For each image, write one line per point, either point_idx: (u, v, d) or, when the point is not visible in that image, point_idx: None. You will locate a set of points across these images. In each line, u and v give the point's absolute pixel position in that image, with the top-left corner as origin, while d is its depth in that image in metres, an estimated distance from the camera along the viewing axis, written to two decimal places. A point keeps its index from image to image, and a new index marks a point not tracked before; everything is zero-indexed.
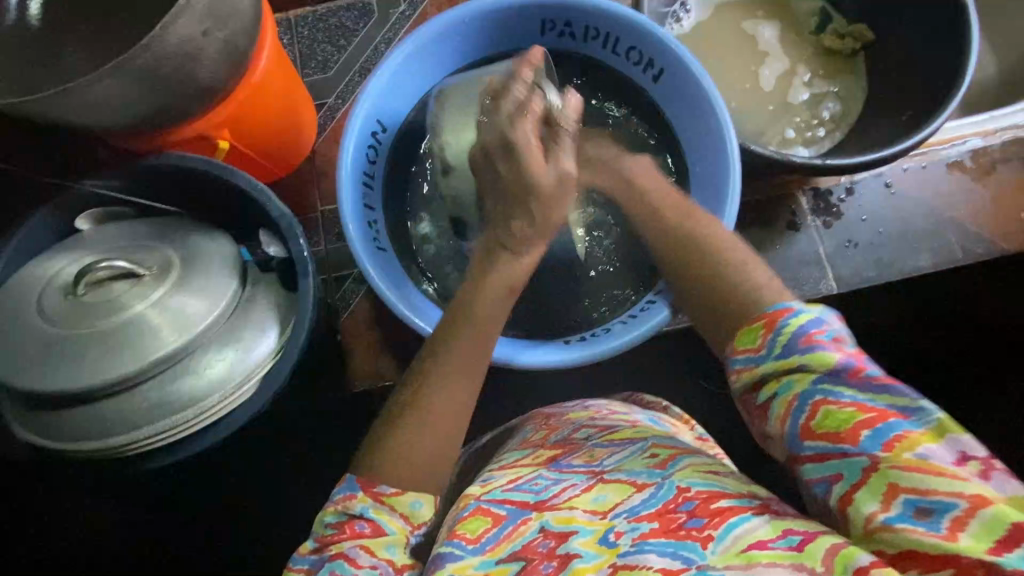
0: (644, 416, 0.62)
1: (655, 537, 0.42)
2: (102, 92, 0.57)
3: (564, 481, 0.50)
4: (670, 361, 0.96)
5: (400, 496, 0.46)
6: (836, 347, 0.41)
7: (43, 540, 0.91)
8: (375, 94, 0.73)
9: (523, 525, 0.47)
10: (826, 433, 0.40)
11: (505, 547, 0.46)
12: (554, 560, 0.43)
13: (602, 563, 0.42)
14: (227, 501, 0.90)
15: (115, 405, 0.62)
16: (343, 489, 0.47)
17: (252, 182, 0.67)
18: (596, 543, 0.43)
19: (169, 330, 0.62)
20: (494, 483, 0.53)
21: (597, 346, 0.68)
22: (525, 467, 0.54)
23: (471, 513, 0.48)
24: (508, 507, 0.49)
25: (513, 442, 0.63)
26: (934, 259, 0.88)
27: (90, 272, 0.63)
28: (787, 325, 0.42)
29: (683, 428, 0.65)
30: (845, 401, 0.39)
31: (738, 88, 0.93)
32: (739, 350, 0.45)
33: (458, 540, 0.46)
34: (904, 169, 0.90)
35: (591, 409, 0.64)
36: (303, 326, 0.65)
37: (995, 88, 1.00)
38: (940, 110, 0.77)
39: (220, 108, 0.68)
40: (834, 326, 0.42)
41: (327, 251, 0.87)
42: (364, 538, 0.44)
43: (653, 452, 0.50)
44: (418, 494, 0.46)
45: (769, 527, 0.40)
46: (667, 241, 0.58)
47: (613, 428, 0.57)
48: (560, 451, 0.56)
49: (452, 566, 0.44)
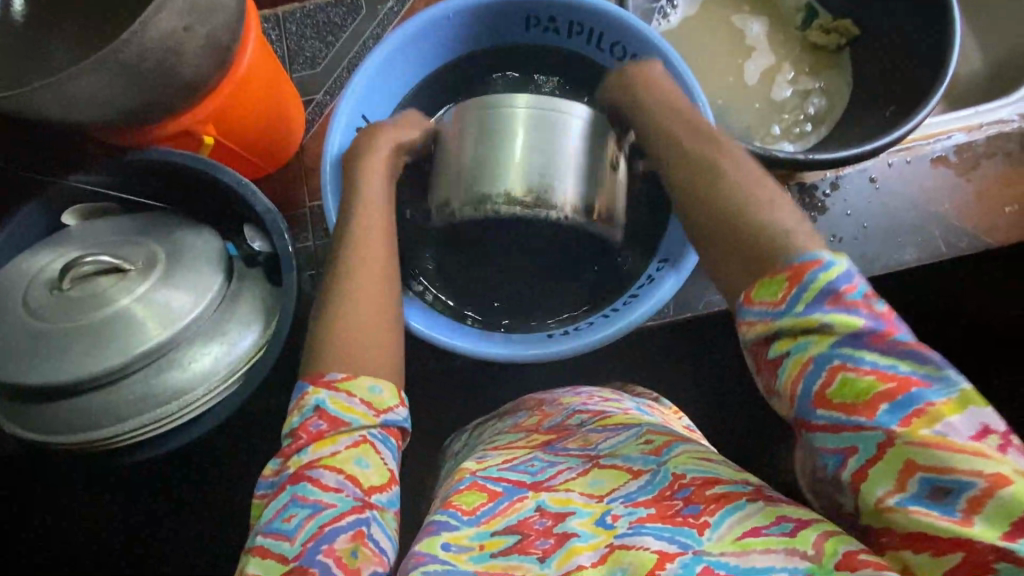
0: (633, 404, 0.63)
1: (652, 521, 0.42)
2: (83, 87, 0.57)
3: (561, 463, 0.50)
4: (658, 352, 0.99)
5: (353, 382, 0.48)
6: (863, 306, 0.40)
7: (36, 535, 0.91)
8: (361, 91, 0.73)
9: (519, 503, 0.47)
10: (842, 402, 0.38)
11: (500, 520, 0.46)
12: (551, 537, 0.43)
13: (599, 543, 0.42)
14: (221, 493, 0.91)
15: (101, 397, 0.63)
16: (297, 393, 0.49)
17: (238, 178, 0.68)
18: (594, 524, 0.44)
19: (154, 323, 0.63)
20: (489, 462, 0.54)
21: (579, 339, 0.69)
22: (519, 449, 0.55)
23: (467, 487, 0.49)
24: (504, 484, 0.49)
25: (505, 425, 0.64)
26: (918, 253, 0.89)
27: (74, 267, 0.63)
28: (815, 280, 0.41)
29: (672, 417, 0.66)
30: (865, 368, 0.38)
31: (724, 84, 0.93)
32: (755, 301, 0.43)
33: (453, 511, 0.47)
34: (889, 164, 0.90)
35: (583, 395, 0.65)
36: (287, 318, 0.66)
37: (980, 83, 1.01)
38: (924, 104, 0.77)
39: (205, 104, 0.68)
40: (861, 282, 0.41)
41: (315, 246, 0.87)
42: (320, 439, 0.46)
43: (648, 438, 0.50)
44: (373, 379, 0.49)
45: (764, 514, 0.41)
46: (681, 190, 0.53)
47: (606, 414, 0.57)
48: (554, 436, 0.56)
49: (447, 534, 0.45)
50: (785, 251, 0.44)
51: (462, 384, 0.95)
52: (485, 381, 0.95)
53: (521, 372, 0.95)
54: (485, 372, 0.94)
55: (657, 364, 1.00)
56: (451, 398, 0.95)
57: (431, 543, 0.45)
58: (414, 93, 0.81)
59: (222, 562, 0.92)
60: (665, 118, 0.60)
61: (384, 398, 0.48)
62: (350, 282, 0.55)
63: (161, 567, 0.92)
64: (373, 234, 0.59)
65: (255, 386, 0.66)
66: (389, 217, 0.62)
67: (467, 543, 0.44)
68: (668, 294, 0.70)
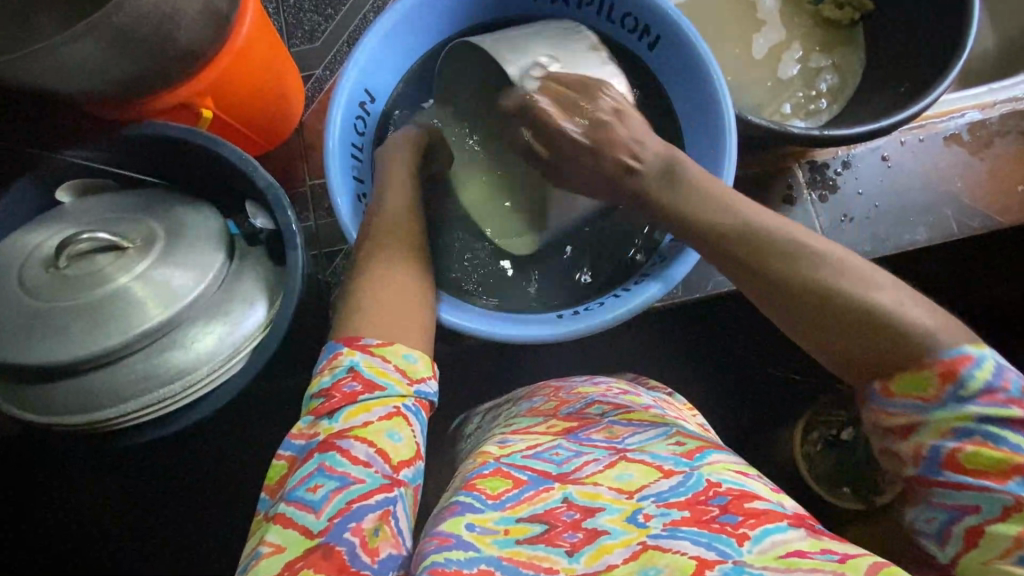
0: (653, 400, 0.62)
1: (687, 525, 0.41)
2: (73, 53, 0.55)
3: (586, 454, 0.50)
4: (664, 333, 0.99)
5: (388, 347, 0.49)
6: (1018, 403, 0.40)
7: (33, 516, 0.90)
8: (363, 62, 0.70)
9: (546, 492, 0.46)
10: (973, 469, 0.39)
11: (526, 507, 0.45)
12: (580, 531, 0.43)
13: (631, 540, 0.41)
14: (222, 474, 0.90)
15: (102, 377, 0.61)
16: (327, 355, 0.49)
17: (238, 153, 0.66)
18: (624, 521, 0.43)
19: (153, 302, 0.61)
20: (512, 447, 0.52)
21: (588, 320, 0.67)
22: (541, 435, 0.54)
23: (491, 471, 0.48)
24: (529, 473, 0.48)
25: (521, 408, 0.63)
26: (928, 233, 0.87)
27: (69, 244, 0.60)
28: (970, 380, 0.40)
29: (688, 415, 0.63)
30: (1006, 447, 0.39)
31: (734, 60, 0.91)
32: (897, 394, 0.42)
33: (477, 494, 0.46)
34: (901, 143, 0.88)
35: (601, 385, 0.64)
36: (290, 301, 0.64)
37: (994, 60, 0.99)
38: (941, 80, 0.75)
39: (202, 75, 0.66)
40: (1011, 375, 0.41)
41: (316, 226, 0.85)
42: (355, 403, 0.45)
43: (678, 440, 0.50)
44: (406, 347, 0.49)
45: (809, 543, 0.39)
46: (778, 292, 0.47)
47: (629, 408, 0.57)
48: (575, 424, 0.55)
49: (472, 515, 0.44)
50: (929, 347, 0.41)
51: (465, 364, 0.94)
52: (491, 362, 0.95)
53: (527, 353, 0.95)
54: (490, 351, 0.94)
55: (662, 346, 1.00)
56: (455, 380, 0.95)
57: (455, 523, 0.43)
58: (420, 65, 0.78)
59: (222, 542, 0.91)
60: (705, 214, 0.52)
61: (418, 367, 0.49)
62: (375, 269, 0.56)
63: (160, 548, 0.91)
64: (394, 230, 0.61)
65: (260, 368, 0.64)
66: (412, 216, 0.63)
67: (492, 526, 0.43)
68: (685, 274, 0.68)
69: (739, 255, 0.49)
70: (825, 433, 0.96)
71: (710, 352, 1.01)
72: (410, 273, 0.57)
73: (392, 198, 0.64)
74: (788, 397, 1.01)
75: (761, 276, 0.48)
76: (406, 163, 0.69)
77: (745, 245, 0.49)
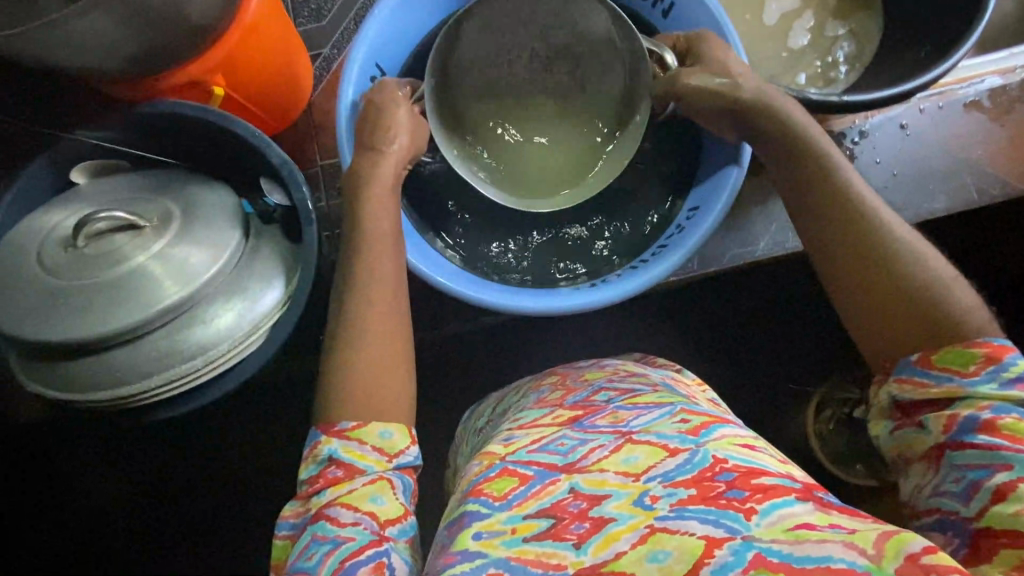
0: (661, 379, 0.60)
1: (694, 503, 0.41)
2: (86, 27, 0.54)
3: (592, 441, 0.49)
4: (679, 307, 0.99)
5: (363, 429, 0.49)
6: None
7: (58, 499, 0.92)
8: (374, 35, 0.69)
9: (552, 485, 0.46)
10: (1008, 433, 0.42)
11: (533, 504, 0.45)
12: (587, 521, 0.43)
13: (638, 524, 0.41)
14: (244, 454, 0.92)
15: (123, 354, 0.61)
16: (311, 442, 0.50)
17: (250, 129, 0.65)
18: (631, 505, 0.43)
19: (171, 280, 0.61)
20: (517, 444, 0.51)
21: (612, 290, 0.65)
22: (547, 427, 0.53)
23: (497, 473, 0.48)
24: (535, 468, 0.48)
25: (528, 400, 0.61)
26: (948, 201, 0.86)
27: (87, 224, 0.61)
28: (1013, 364, 0.44)
29: (698, 390, 0.61)
30: None
31: (747, 29, 0.89)
32: (937, 366, 0.47)
33: (484, 498, 0.46)
34: (921, 110, 0.86)
35: (608, 368, 0.63)
36: (309, 275, 0.64)
37: (1015, 23, 0.96)
38: (964, 41, 0.73)
39: (214, 52, 0.66)
40: None
41: (329, 207, 0.85)
42: (336, 484, 0.47)
43: (684, 417, 0.49)
44: (383, 423, 0.50)
45: (818, 516, 0.39)
46: (855, 251, 0.53)
47: (636, 392, 0.55)
48: (582, 412, 0.54)
49: (479, 523, 0.44)
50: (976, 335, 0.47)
51: (480, 342, 0.94)
52: (508, 340, 0.95)
53: (542, 330, 0.95)
54: (505, 329, 0.94)
55: (677, 321, 1.00)
56: (470, 357, 0.96)
57: (463, 538, 0.44)
58: (428, 39, 0.77)
59: (245, 521, 0.92)
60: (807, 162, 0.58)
61: (395, 441, 0.50)
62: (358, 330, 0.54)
63: (184, 529, 0.93)
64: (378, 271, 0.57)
65: (279, 344, 0.65)
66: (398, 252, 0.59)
67: (499, 528, 0.44)
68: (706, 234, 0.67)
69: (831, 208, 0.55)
70: (838, 411, 0.95)
71: (726, 326, 1.00)
72: (391, 317, 0.55)
73: (372, 212, 0.59)
74: (804, 370, 1.01)
75: (843, 231, 0.54)
76: (385, 194, 0.61)
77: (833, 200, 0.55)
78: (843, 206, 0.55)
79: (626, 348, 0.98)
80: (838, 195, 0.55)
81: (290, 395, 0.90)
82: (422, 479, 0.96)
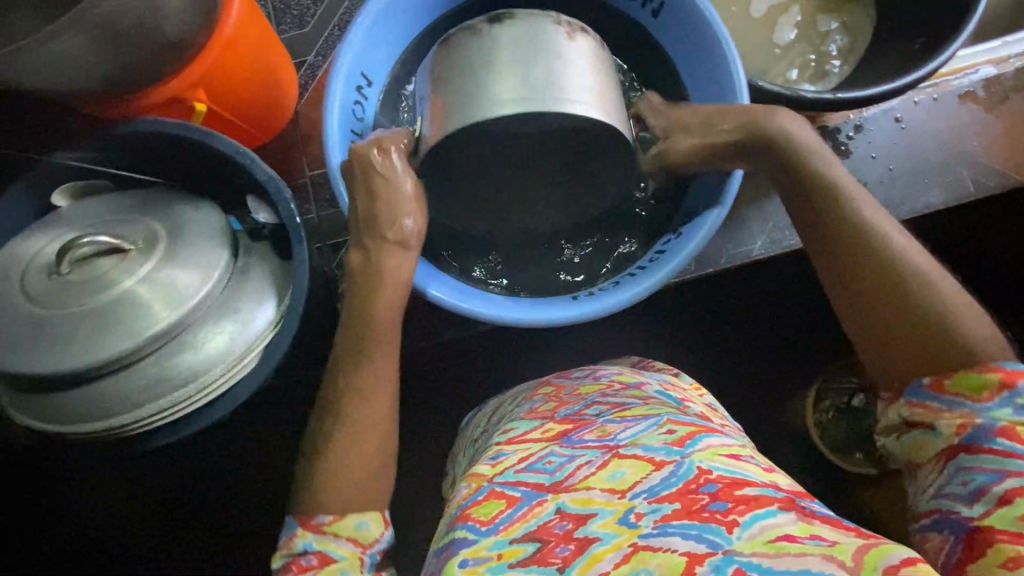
0: (656, 388, 0.58)
1: (677, 519, 0.41)
2: (58, 49, 0.53)
3: (579, 457, 0.48)
4: (677, 306, 0.98)
5: (339, 522, 0.52)
6: None
7: (53, 518, 0.91)
8: (358, 43, 0.67)
9: (539, 506, 0.45)
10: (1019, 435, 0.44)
11: (520, 527, 0.45)
12: (572, 543, 0.42)
13: (622, 543, 0.41)
14: (241, 468, 0.91)
15: (112, 383, 0.60)
16: (288, 531, 0.53)
17: (233, 145, 0.63)
18: (616, 523, 0.43)
19: (160, 304, 0.59)
20: (506, 462, 0.50)
21: (606, 299, 0.64)
22: (535, 443, 0.52)
23: (484, 496, 0.47)
24: (523, 488, 0.47)
25: (520, 409, 0.60)
26: (945, 195, 0.85)
27: (70, 249, 0.59)
28: None
29: (694, 395, 0.61)
30: None
31: (737, 24, 0.88)
32: (948, 390, 0.48)
33: (472, 523, 0.45)
34: (915, 103, 0.86)
35: (603, 380, 0.61)
36: (299, 295, 0.63)
37: (1010, 10, 0.95)
38: (956, 34, 0.72)
39: (193, 67, 0.64)
40: None
41: (318, 218, 0.83)
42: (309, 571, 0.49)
43: (670, 428, 0.47)
44: (359, 514, 0.53)
45: (799, 526, 0.39)
46: (860, 279, 0.54)
47: (626, 406, 0.54)
48: (571, 425, 0.53)
49: (466, 550, 0.44)
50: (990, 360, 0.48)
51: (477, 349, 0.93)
52: (506, 345, 0.94)
53: (540, 334, 0.94)
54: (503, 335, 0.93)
55: (675, 319, 0.99)
56: (466, 364, 0.94)
57: (450, 566, 0.43)
58: (414, 45, 0.75)
59: (243, 536, 0.91)
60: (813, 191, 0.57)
61: (370, 530, 0.52)
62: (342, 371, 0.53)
63: (181, 546, 0.91)
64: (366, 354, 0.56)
65: (273, 365, 0.63)
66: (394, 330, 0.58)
67: (485, 555, 0.43)
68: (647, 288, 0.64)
69: (837, 240, 0.55)
70: (837, 401, 0.96)
71: (724, 324, 1.00)
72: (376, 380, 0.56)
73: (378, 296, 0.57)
74: (804, 364, 1.00)
75: (851, 259, 0.54)
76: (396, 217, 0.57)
77: (840, 230, 0.55)
78: (860, 234, 0.54)
79: (624, 347, 0.98)
80: (844, 225, 0.55)
81: (286, 411, 0.88)
82: (422, 488, 0.95)
